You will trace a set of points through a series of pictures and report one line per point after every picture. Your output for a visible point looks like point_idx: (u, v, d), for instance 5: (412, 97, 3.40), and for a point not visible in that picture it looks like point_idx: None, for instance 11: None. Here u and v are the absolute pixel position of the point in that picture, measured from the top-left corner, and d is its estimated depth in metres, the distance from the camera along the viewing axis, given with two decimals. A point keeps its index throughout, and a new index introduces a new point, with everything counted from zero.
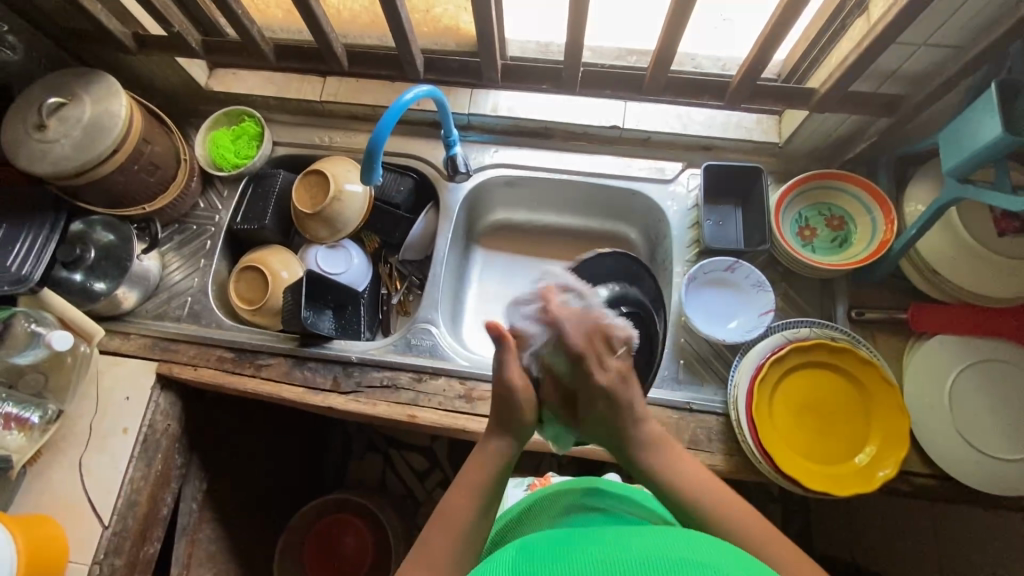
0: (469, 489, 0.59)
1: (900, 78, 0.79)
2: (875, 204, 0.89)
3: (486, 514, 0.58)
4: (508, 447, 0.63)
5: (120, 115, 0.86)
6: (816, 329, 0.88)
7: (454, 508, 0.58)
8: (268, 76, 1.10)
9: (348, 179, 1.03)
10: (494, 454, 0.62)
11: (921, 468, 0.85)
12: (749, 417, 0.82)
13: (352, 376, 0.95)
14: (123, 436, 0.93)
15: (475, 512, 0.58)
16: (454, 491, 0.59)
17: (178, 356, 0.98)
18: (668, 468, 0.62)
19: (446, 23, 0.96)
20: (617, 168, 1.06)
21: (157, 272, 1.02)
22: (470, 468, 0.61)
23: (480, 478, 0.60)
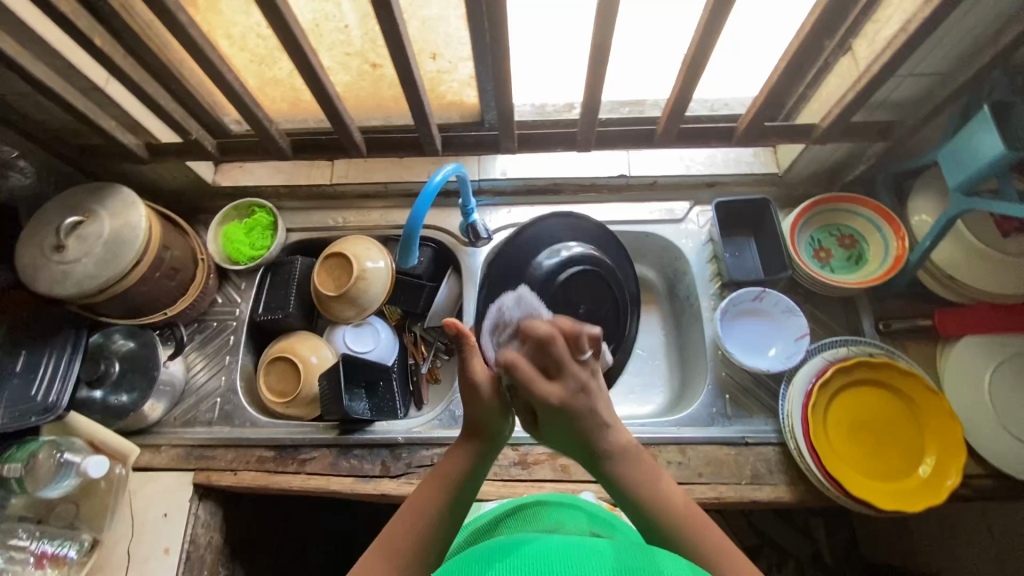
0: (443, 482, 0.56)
1: (890, 106, 0.85)
2: (885, 221, 0.94)
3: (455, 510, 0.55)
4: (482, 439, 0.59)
5: (142, 227, 0.86)
6: (852, 348, 0.90)
7: (423, 500, 0.55)
8: (275, 165, 1.11)
9: (369, 258, 1.03)
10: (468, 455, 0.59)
11: (977, 470, 0.86)
12: (809, 444, 0.83)
13: (401, 458, 0.92)
14: (165, 557, 0.88)
15: (449, 500, 0.55)
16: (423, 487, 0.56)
17: (215, 462, 0.94)
18: (638, 473, 0.58)
19: (452, 98, 0.99)
20: (629, 214, 1.09)
21: (182, 376, 0.99)
22: (446, 461, 0.58)
23: (454, 473, 0.57)
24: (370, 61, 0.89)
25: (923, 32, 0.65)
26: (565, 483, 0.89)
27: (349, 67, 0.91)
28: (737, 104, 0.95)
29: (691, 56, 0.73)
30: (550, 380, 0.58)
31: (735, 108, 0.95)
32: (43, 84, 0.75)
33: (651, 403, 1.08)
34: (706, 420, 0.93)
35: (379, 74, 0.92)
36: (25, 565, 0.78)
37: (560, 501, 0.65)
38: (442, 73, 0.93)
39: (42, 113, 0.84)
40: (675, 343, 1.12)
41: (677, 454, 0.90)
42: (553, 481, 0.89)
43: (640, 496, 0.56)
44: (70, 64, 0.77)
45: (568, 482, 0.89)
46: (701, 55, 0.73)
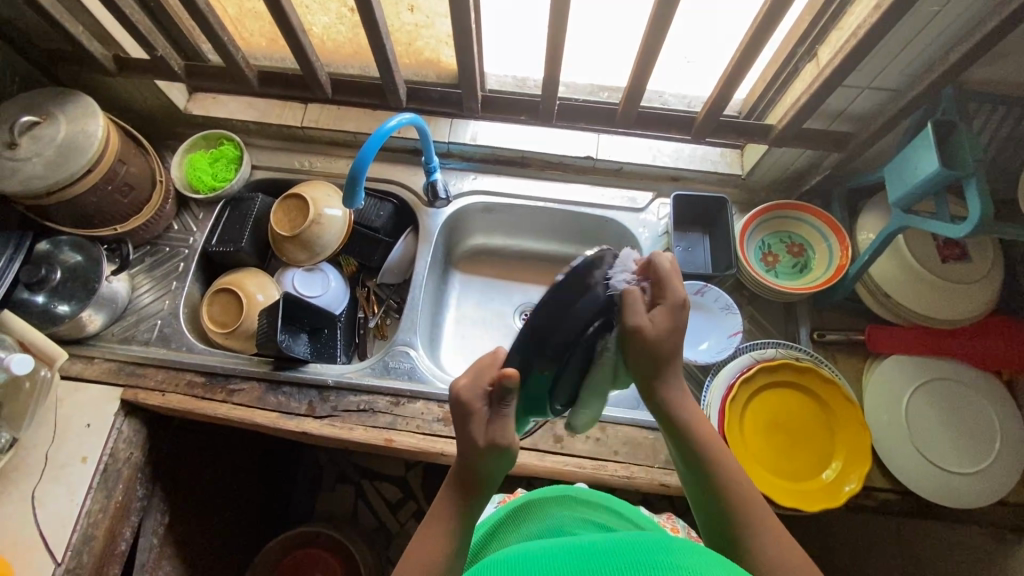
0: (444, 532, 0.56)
1: (849, 118, 0.86)
2: (832, 232, 0.95)
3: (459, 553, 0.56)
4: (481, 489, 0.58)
5: (97, 135, 0.86)
6: (781, 349, 0.92)
7: (435, 541, 0.56)
8: (249, 101, 1.12)
9: (328, 203, 1.04)
10: (469, 505, 0.58)
11: (883, 484, 0.89)
12: (721, 435, 0.85)
13: (329, 401, 0.93)
14: (82, 466, 0.89)
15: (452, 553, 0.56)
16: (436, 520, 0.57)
17: (144, 380, 0.94)
18: (687, 407, 0.63)
19: (429, 56, 1.00)
20: (591, 197, 1.10)
21: (126, 294, 1.00)
22: (444, 506, 0.58)
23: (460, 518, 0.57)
24: (347, 4, 0.89)
25: (872, 38, 0.66)
26: None
27: (328, 8, 0.91)
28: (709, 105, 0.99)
29: (648, 34, 0.73)
30: (652, 313, 0.59)
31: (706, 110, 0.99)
32: None
33: None
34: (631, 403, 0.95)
35: (355, 19, 0.92)
36: None
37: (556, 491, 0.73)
38: (419, 27, 0.94)
39: (10, 9, 0.84)
40: None
41: (596, 431, 0.91)
42: None
43: (676, 415, 0.62)
44: None
45: None
46: (657, 33, 0.73)
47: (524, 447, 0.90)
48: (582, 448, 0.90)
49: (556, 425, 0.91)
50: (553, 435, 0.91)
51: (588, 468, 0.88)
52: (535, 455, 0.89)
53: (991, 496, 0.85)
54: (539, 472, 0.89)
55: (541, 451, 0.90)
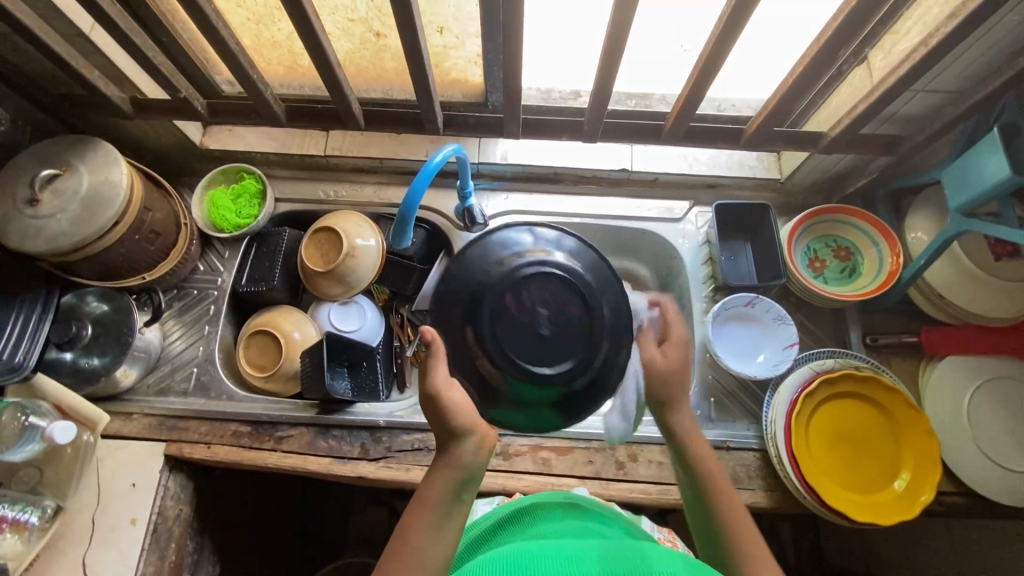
0: (423, 506, 0.55)
1: (899, 120, 0.84)
2: (882, 236, 0.93)
3: (447, 524, 0.54)
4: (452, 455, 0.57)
5: (122, 185, 0.82)
6: (838, 359, 0.90)
7: (413, 524, 0.54)
8: (267, 131, 1.07)
9: (360, 235, 1.00)
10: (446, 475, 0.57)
11: (949, 487, 0.88)
12: (790, 451, 0.83)
13: (381, 442, 0.90)
14: (131, 528, 0.86)
15: (435, 525, 0.54)
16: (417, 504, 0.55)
17: (187, 433, 0.91)
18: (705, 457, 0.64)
19: (456, 76, 0.96)
20: (628, 210, 1.08)
21: (158, 343, 0.96)
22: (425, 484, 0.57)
23: (439, 500, 0.55)
24: (374, 30, 0.85)
25: (945, 47, 0.63)
26: (546, 476, 0.88)
27: (353, 34, 0.87)
28: (745, 105, 0.93)
29: (711, 48, 0.69)
30: (662, 347, 0.66)
31: (743, 110, 0.94)
32: (24, 26, 0.70)
33: None
34: None
35: (381, 44, 0.88)
36: None
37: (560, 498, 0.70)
38: (449, 49, 0.90)
39: (21, 57, 0.79)
40: None
41: (658, 453, 0.90)
42: (534, 473, 0.88)
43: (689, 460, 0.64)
44: (54, 8, 0.73)
45: (547, 474, 0.88)
46: (720, 47, 0.69)
47: (586, 476, 0.88)
48: (645, 473, 0.88)
49: (616, 451, 0.90)
50: (615, 461, 0.89)
51: (654, 493, 0.87)
52: (598, 484, 0.87)
53: None
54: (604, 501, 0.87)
55: (604, 479, 0.88)
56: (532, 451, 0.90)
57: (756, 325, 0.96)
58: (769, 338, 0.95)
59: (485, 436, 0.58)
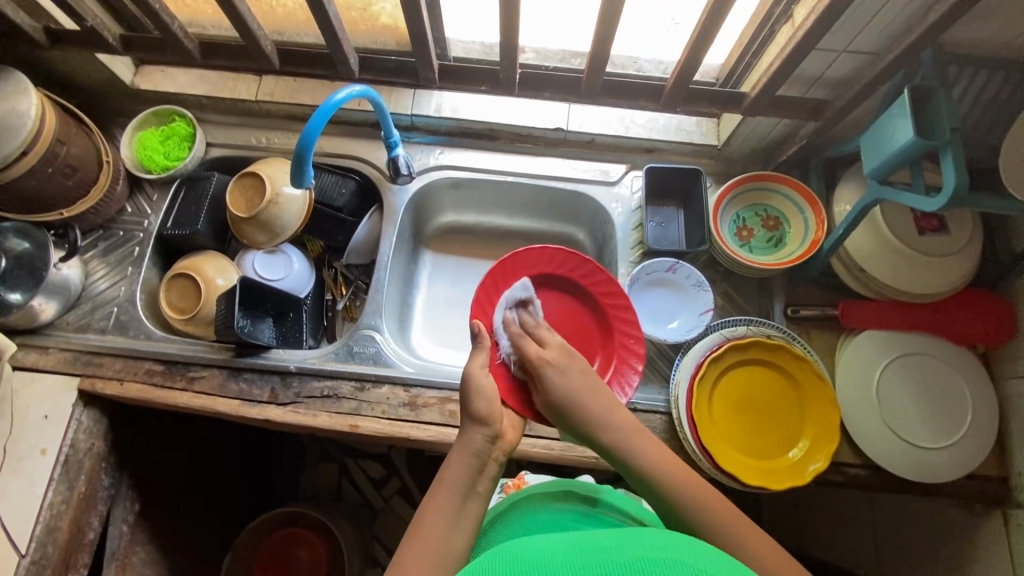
0: (449, 487, 0.60)
1: (827, 83, 0.82)
2: (807, 205, 0.92)
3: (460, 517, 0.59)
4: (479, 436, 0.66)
5: (30, 114, 0.81)
6: (752, 327, 0.90)
7: (435, 503, 0.59)
8: (200, 74, 1.06)
9: (285, 181, 0.99)
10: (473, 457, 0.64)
11: (852, 459, 0.88)
12: (689, 414, 0.83)
13: (291, 387, 0.91)
14: (41, 458, 0.87)
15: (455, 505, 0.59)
16: (435, 490, 0.60)
17: (102, 369, 0.92)
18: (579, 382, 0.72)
19: (386, 22, 0.94)
20: (562, 171, 1.06)
21: (79, 280, 0.96)
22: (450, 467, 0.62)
23: (459, 482, 0.61)
24: None
25: None
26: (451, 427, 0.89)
27: None
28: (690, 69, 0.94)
29: None
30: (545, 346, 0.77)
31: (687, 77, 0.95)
32: None
33: None
34: None
35: None
36: None
37: (556, 488, 0.72)
38: None
39: None
40: None
41: None
42: (438, 425, 0.89)
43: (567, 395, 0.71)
44: None
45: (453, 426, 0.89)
46: None
47: None
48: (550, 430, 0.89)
49: None
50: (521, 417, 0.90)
51: (556, 450, 0.87)
52: None
53: (962, 470, 0.85)
54: (506, 455, 0.88)
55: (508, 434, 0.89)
56: (440, 403, 0.90)
57: (676, 291, 0.95)
58: (685, 305, 0.94)
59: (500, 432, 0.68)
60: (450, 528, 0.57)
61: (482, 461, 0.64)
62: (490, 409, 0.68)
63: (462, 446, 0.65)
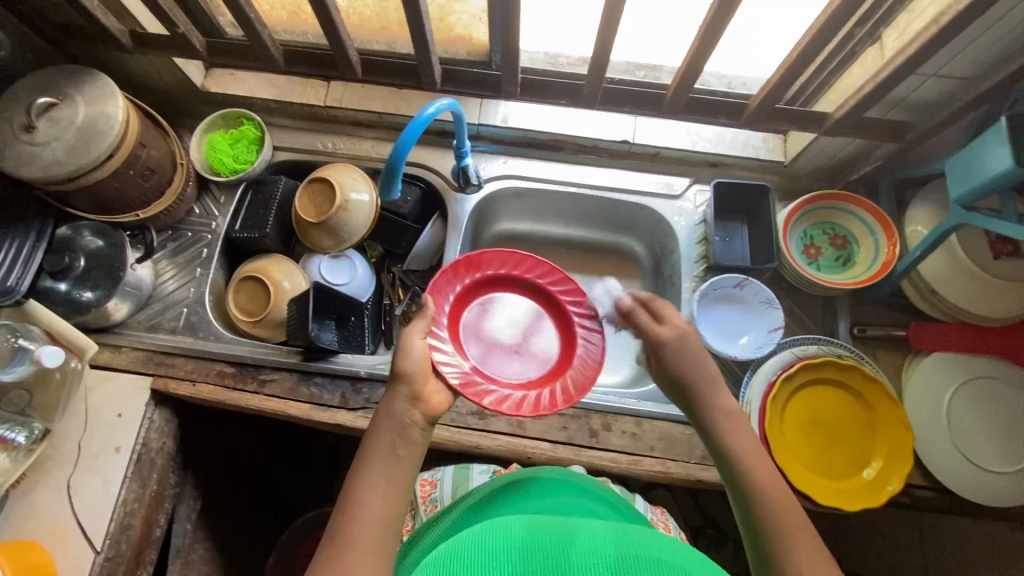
0: (377, 459, 0.62)
1: (909, 106, 0.82)
2: (879, 226, 0.92)
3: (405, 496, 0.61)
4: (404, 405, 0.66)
5: (117, 118, 0.82)
6: (822, 346, 0.90)
7: (367, 473, 0.61)
8: (268, 78, 1.06)
9: (354, 188, 1.00)
10: (408, 429, 0.64)
11: (921, 481, 0.88)
12: (762, 432, 0.84)
13: (361, 392, 0.92)
14: (116, 456, 0.89)
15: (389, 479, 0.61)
16: (366, 461, 0.62)
17: (174, 370, 0.93)
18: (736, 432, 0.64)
19: (460, 32, 0.94)
20: (625, 183, 1.06)
21: (150, 281, 0.98)
22: (378, 438, 0.64)
23: (385, 452, 0.62)
24: None
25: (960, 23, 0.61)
26: (520, 437, 0.90)
27: None
28: (754, 84, 0.91)
29: (717, 6, 0.66)
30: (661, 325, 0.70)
31: (752, 89, 0.91)
32: None
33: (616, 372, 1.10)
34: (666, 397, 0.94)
35: None
36: None
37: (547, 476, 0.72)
38: (453, 2, 0.88)
39: None
40: None
41: (632, 424, 0.91)
42: (507, 434, 0.90)
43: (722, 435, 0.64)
44: None
45: (519, 437, 0.90)
46: (729, 4, 0.66)
47: (559, 441, 0.90)
48: (617, 443, 0.90)
49: (591, 420, 0.91)
50: (589, 430, 0.91)
51: (624, 463, 0.88)
52: (570, 449, 0.89)
53: None
54: (575, 466, 0.88)
55: (576, 446, 0.90)
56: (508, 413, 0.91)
57: (744, 307, 0.95)
58: (755, 321, 0.94)
59: (417, 394, 0.67)
60: (378, 497, 0.59)
61: (405, 430, 0.64)
62: (417, 370, 0.68)
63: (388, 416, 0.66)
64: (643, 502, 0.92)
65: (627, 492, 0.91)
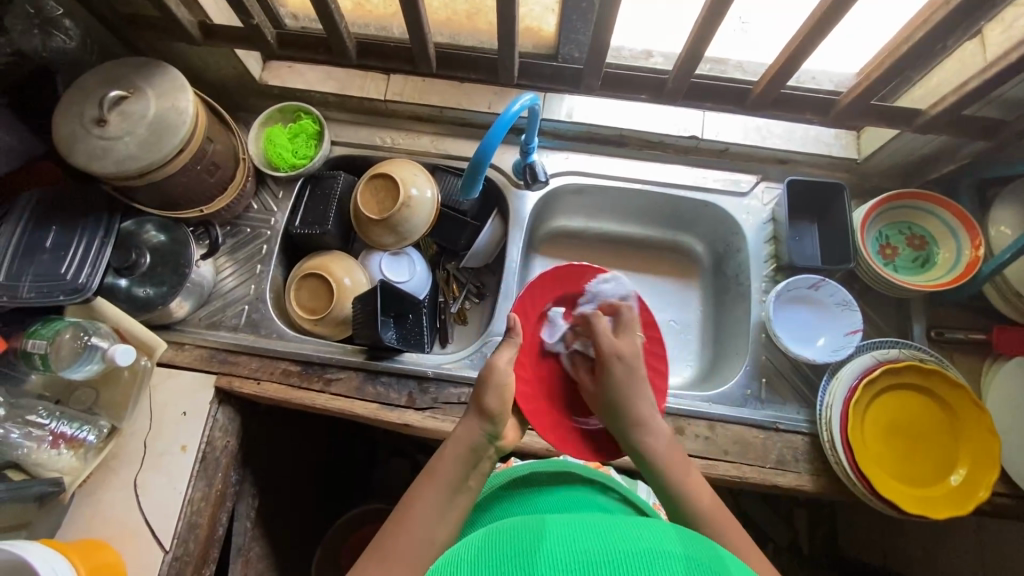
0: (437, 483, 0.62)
1: (1005, 102, 0.79)
2: (962, 227, 0.89)
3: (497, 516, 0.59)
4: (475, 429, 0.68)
5: (188, 112, 0.80)
6: (903, 350, 0.88)
7: (424, 494, 0.61)
8: (327, 71, 1.04)
9: (416, 184, 0.98)
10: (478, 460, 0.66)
11: (1003, 489, 0.85)
12: (844, 438, 0.82)
13: (428, 392, 0.91)
14: (182, 455, 0.87)
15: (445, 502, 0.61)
16: (423, 484, 0.62)
17: (238, 368, 0.92)
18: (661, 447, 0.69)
19: (529, 24, 0.91)
20: (691, 180, 1.04)
21: (211, 278, 0.96)
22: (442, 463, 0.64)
23: (449, 479, 0.63)
24: None
25: None
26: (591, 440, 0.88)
27: None
28: (825, 79, 0.90)
29: None
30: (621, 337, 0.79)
31: (822, 84, 0.90)
32: None
33: (677, 373, 1.08)
34: (739, 400, 0.91)
35: None
36: (41, 443, 0.79)
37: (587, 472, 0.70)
38: None
39: None
40: (711, 321, 1.10)
41: (705, 428, 0.88)
42: None
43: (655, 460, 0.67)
44: None
45: None
46: None
47: None
48: (692, 447, 0.87)
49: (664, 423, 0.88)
50: None
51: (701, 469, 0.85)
52: None
53: None
54: None
55: None
56: None
57: (817, 310, 0.94)
58: (829, 324, 0.93)
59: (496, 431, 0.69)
60: (435, 520, 0.59)
61: (476, 457, 0.66)
62: (501, 406, 0.70)
63: (457, 439, 0.67)
64: (645, 487, 0.90)
65: (632, 479, 0.89)
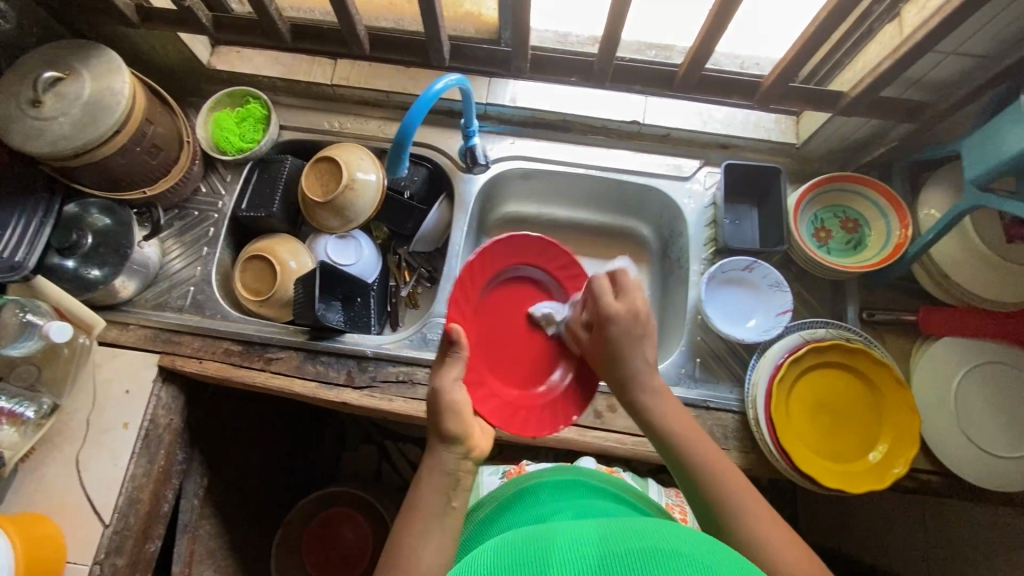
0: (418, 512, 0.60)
1: (927, 85, 0.81)
2: (891, 209, 0.91)
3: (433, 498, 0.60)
4: (442, 454, 0.64)
5: (123, 93, 0.81)
6: (830, 330, 0.90)
7: (413, 526, 0.59)
8: (275, 56, 1.06)
9: (361, 167, 0.99)
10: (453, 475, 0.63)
11: (926, 465, 0.87)
12: (767, 415, 0.83)
13: (367, 371, 0.92)
14: (123, 432, 0.89)
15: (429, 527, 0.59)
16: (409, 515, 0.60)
17: (181, 347, 0.94)
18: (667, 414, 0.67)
19: (468, 9, 0.92)
20: (634, 165, 1.05)
21: (157, 259, 0.98)
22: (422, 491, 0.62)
23: (434, 505, 0.60)
24: None
25: None
26: None
27: None
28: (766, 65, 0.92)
29: None
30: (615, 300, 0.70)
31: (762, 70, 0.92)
32: None
33: None
34: (672, 379, 0.93)
35: None
36: None
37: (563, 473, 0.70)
38: None
39: None
40: (657, 304, 1.12)
41: None
42: None
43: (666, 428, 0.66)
44: None
45: None
46: None
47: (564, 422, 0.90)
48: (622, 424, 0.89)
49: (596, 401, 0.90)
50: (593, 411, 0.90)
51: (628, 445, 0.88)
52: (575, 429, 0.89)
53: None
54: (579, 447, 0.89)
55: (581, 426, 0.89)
56: None
57: (751, 291, 0.95)
58: (761, 305, 0.95)
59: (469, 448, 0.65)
60: (425, 548, 0.58)
61: (455, 481, 0.63)
62: (463, 426, 0.65)
63: (434, 464, 0.64)
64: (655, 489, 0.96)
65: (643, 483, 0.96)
